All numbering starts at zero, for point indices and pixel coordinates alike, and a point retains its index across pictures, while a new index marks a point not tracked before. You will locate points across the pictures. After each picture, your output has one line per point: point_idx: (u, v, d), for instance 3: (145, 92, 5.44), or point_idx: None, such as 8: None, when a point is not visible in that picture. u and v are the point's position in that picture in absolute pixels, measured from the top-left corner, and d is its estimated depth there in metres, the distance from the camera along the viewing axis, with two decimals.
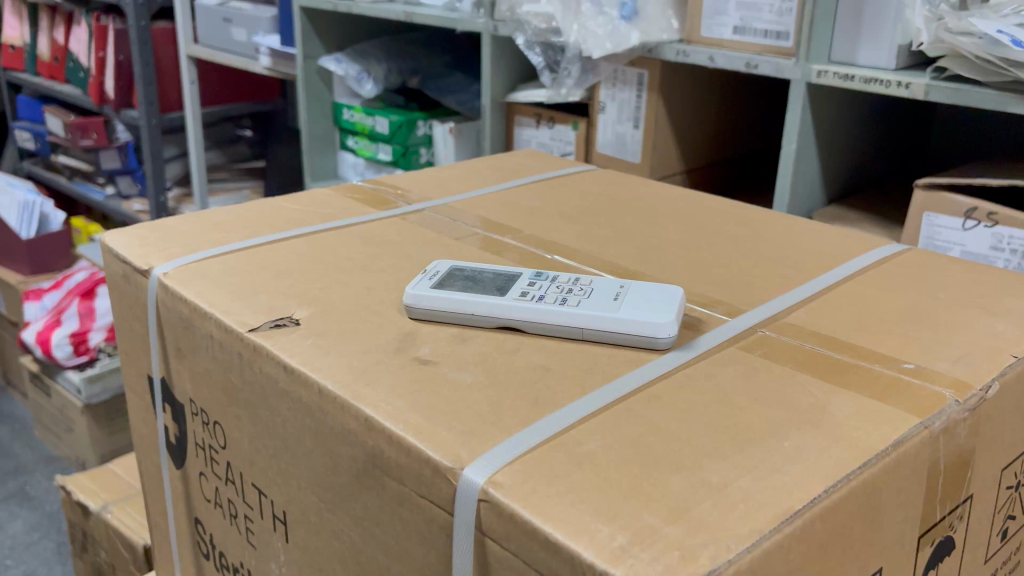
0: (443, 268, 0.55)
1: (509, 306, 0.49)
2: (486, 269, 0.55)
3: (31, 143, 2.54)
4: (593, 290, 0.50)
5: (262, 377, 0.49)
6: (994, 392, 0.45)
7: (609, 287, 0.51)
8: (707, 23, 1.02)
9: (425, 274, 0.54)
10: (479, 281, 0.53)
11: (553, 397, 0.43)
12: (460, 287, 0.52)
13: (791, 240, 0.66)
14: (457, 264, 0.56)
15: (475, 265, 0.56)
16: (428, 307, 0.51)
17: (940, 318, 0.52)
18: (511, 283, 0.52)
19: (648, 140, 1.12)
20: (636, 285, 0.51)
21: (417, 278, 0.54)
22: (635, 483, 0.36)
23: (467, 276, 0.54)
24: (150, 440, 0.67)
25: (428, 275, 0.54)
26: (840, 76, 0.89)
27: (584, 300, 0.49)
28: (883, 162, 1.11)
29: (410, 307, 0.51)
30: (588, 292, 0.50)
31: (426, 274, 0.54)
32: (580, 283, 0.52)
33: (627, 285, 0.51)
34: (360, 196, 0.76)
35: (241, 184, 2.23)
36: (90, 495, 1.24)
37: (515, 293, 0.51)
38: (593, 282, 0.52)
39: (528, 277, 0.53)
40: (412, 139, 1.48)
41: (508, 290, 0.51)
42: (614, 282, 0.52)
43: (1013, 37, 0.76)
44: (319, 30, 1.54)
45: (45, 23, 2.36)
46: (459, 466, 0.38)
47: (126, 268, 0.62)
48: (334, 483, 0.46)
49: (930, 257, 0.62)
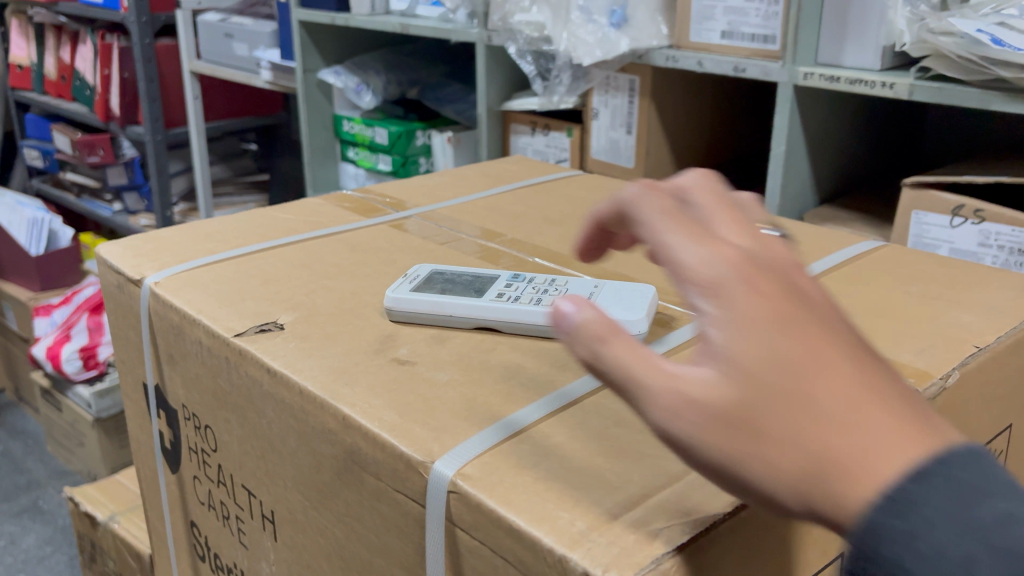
0: (424, 271, 0.57)
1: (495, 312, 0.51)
2: (466, 272, 0.57)
3: (40, 161, 2.57)
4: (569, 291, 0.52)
5: (247, 379, 0.51)
6: (955, 381, 0.46)
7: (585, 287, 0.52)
8: (696, 29, 1.03)
9: (406, 278, 0.56)
10: (463, 287, 0.54)
11: (524, 393, 0.44)
12: (439, 289, 0.54)
13: (770, 239, 0.67)
14: (438, 267, 0.57)
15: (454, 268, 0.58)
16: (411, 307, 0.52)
17: (910, 312, 0.53)
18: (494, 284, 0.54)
19: (640, 145, 1.14)
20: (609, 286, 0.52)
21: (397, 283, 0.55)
22: (599, 472, 0.37)
23: (446, 279, 0.55)
24: (147, 448, 0.69)
25: (410, 279, 0.55)
26: (826, 77, 0.91)
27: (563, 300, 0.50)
28: (873, 162, 1.12)
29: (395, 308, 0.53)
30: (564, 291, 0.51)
31: (406, 279, 0.55)
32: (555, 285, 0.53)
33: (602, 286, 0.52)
34: (351, 204, 0.78)
35: (246, 196, 2.29)
36: (97, 506, 1.25)
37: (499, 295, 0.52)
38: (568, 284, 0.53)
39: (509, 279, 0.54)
40: (411, 149, 1.50)
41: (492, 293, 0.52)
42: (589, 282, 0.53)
43: (993, 36, 0.78)
44: (318, 43, 1.56)
45: (51, 44, 2.40)
46: (430, 459, 0.39)
47: (119, 279, 0.63)
48: (317, 481, 0.47)
49: (905, 253, 0.64)
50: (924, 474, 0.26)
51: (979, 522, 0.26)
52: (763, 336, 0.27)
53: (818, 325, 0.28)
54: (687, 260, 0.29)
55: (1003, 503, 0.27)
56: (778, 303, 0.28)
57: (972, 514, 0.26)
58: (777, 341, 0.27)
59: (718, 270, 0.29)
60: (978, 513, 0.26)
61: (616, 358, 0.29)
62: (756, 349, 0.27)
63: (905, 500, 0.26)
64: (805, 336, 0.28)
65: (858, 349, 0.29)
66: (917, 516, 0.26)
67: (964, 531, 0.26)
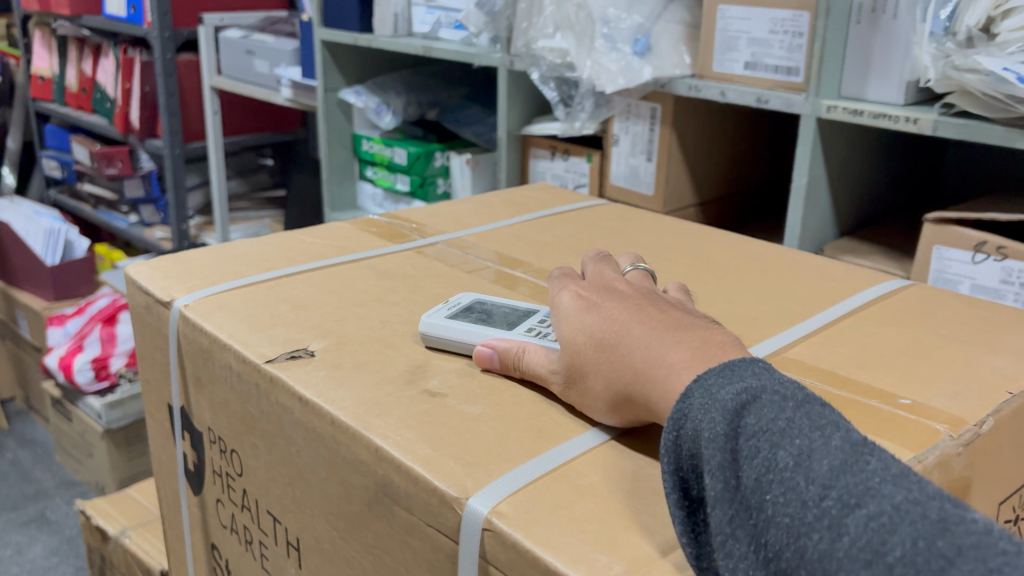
0: (467, 299, 0.58)
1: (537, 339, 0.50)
2: (507, 303, 0.57)
3: (58, 171, 2.59)
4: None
5: (278, 407, 0.51)
6: (990, 428, 0.45)
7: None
8: (719, 59, 1.03)
9: (446, 304, 0.57)
10: (503, 318, 0.55)
11: (556, 432, 0.45)
12: (474, 319, 0.54)
13: (796, 275, 0.67)
14: (481, 297, 0.58)
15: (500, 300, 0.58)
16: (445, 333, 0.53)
17: (939, 354, 0.53)
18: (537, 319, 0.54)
19: (661, 173, 1.14)
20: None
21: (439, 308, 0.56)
22: (634, 514, 0.38)
23: (485, 309, 0.56)
24: (170, 468, 0.69)
25: (455, 307, 0.56)
26: (850, 111, 0.91)
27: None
28: (895, 195, 1.12)
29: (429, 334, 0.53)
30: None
31: (446, 307, 0.56)
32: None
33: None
34: (377, 229, 0.78)
35: (262, 212, 2.29)
36: (108, 520, 1.24)
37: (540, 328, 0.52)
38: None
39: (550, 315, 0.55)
40: (429, 170, 1.50)
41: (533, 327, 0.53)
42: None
43: (1019, 74, 0.76)
44: (339, 63, 1.57)
45: (73, 55, 2.42)
46: (464, 496, 0.39)
47: (148, 300, 0.64)
48: (346, 511, 0.47)
49: (932, 293, 0.64)
50: (683, 389, 0.36)
51: (718, 399, 0.34)
52: (577, 320, 0.45)
53: (615, 299, 0.45)
54: (554, 295, 0.49)
55: (738, 382, 0.35)
56: (590, 295, 0.46)
57: (714, 396, 0.34)
58: (584, 315, 0.45)
59: (558, 299, 0.48)
60: (720, 393, 0.35)
61: (529, 361, 0.49)
62: (570, 325, 0.45)
63: (677, 406, 0.36)
64: (599, 307, 0.45)
65: (644, 302, 0.44)
66: (685, 413, 0.35)
67: (711, 407, 0.34)
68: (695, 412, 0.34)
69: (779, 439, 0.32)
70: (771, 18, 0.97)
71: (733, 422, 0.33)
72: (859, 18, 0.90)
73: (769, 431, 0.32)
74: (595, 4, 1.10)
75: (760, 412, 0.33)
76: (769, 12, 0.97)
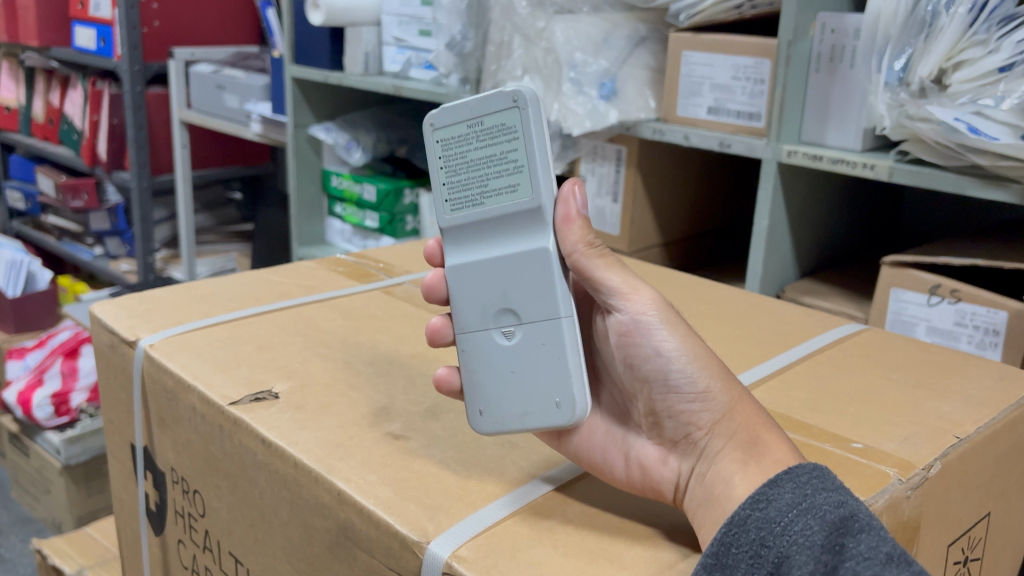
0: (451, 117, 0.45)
1: (558, 221, 0.45)
2: (451, 167, 0.46)
3: (21, 202, 2.56)
4: (488, 315, 0.47)
5: (241, 448, 0.51)
6: (937, 471, 0.47)
7: (483, 330, 0.47)
8: (683, 103, 1.05)
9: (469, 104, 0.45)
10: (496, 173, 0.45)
11: (515, 477, 0.46)
12: (504, 154, 0.45)
13: (755, 318, 0.69)
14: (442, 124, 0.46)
15: (433, 168, 0.47)
16: (525, 120, 0.44)
17: (892, 399, 0.55)
18: (506, 221, 0.46)
19: (626, 214, 1.15)
20: (473, 348, 0.48)
21: (464, 108, 0.45)
22: (592, 557, 0.39)
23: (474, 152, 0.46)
24: (131, 507, 0.68)
25: (464, 127, 0.45)
26: (809, 156, 0.93)
27: (520, 322, 0.46)
28: (854, 239, 1.15)
29: (514, 103, 0.43)
30: (498, 312, 0.47)
31: (466, 120, 0.45)
32: (476, 298, 0.47)
33: (468, 348, 0.48)
34: (344, 268, 0.79)
35: (229, 245, 2.29)
36: (65, 559, 1.21)
37: (535, 227, 0.46)
38: (456, 298, 0.48)
39: (482, 244, 0.47)
40: (398, 207, 1.50)
41: (527, 215, 0.45)
42: (464, 325, 0.48)
43: (970, 124, 0.78)
44: (310, 99, 1.58)
45: (40, 86, 2.40)
46: (425, 540, 0.40)
47: (112, 339, 0.64)
48: (307, 553, 0.47)
49: (884, 336, 0.66)
50: (773, 478, 0.40)
51: (821, 507, 0.38)
52: None
53: None
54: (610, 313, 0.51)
55: (833, 493, 0.39)
56: None
57: (813, 502, 0.38)
58: None
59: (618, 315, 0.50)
60: (816, 502, 0.39)
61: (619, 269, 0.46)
62: None
63: (761, 494, 0.40)
64: None
65: None
66: (772, 504, 0.39)
67: (806, 513, 0.38)
68: (793, 514, 0.38)
69: (880, 570, 0.36)
70: (733, 65, 0.99)
71: (836, 539, 0.37)
72: (818, 66, 0.94)
73: (872, 561, 0.37)
74: (562, 48, 1.08)
75: (859, 539, 0.37)
76: (730, 59, 0.99)
